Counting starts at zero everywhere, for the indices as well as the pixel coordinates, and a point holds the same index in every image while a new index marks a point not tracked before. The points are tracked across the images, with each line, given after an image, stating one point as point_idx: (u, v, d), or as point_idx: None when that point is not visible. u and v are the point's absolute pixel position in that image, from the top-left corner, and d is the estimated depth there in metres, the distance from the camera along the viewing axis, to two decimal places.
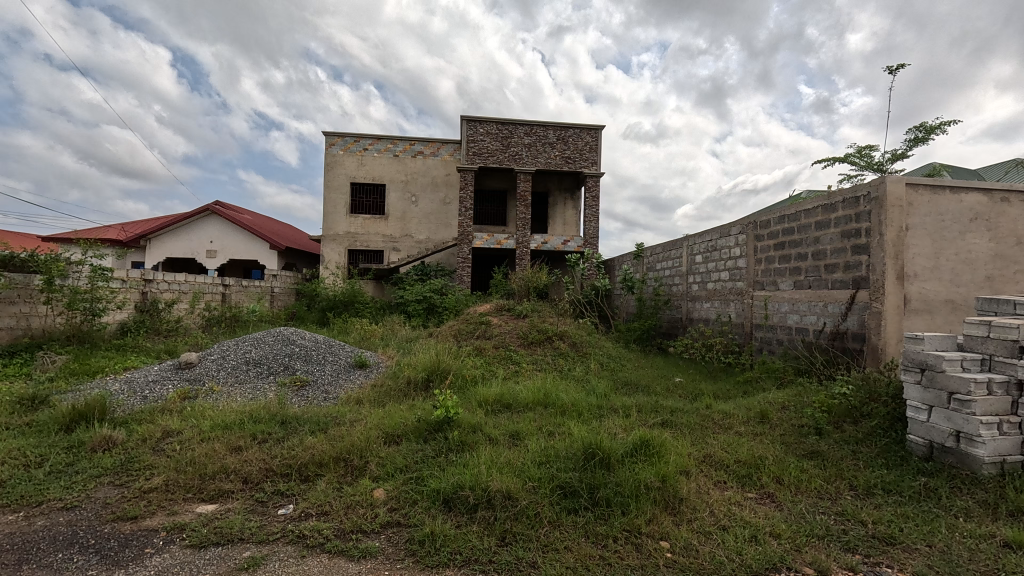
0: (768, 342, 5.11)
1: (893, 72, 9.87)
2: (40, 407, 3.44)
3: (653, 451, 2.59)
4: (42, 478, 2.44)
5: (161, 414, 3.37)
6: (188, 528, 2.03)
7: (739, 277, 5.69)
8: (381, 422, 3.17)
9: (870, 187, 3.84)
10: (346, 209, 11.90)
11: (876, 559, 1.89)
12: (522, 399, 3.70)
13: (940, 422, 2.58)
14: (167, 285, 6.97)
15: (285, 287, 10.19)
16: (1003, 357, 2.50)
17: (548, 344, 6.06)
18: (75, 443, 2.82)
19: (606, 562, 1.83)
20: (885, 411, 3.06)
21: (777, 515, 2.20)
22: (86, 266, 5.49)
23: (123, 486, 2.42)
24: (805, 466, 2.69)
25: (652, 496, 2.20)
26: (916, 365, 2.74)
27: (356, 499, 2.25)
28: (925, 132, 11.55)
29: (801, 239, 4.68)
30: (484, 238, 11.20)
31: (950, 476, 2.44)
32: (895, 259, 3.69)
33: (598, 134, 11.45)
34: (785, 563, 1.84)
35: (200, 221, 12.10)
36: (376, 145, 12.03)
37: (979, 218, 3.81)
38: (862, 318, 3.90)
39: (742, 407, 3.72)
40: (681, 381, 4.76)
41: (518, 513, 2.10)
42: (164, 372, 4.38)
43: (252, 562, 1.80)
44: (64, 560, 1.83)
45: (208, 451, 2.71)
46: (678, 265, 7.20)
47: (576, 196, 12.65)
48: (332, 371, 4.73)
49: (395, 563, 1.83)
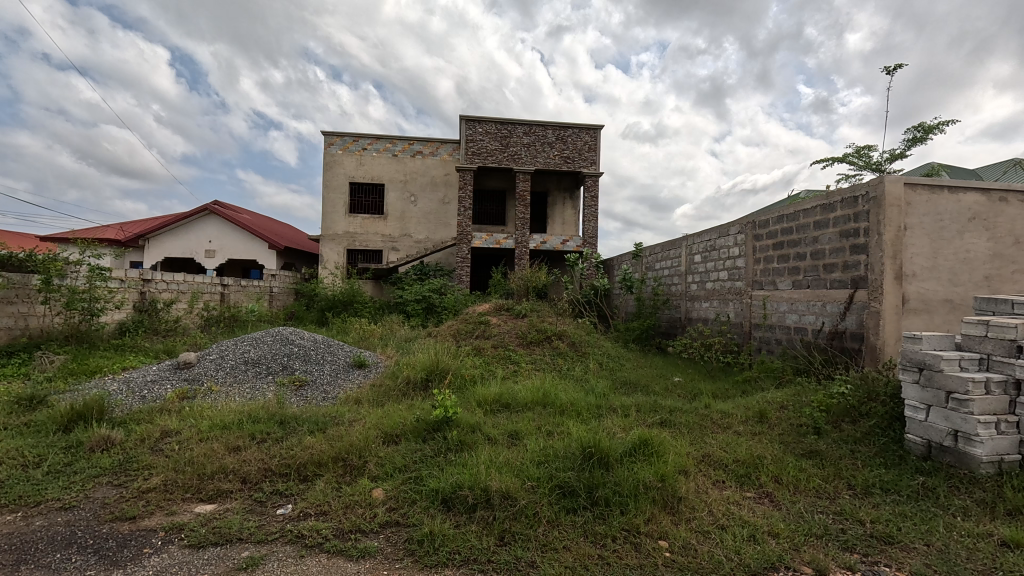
0: (767, 341, 5.12)
1: (892, 73, 9.90)
2: (39, 407, 3.43)
3: (652, 451, 2.59)
4: (40, 478, 2.44)
5: (160, 414, 3.36)
6: (186, 528, 2.02)
7: (738, 276, 5.69)
8: (380, 422, 3.17)
9: (868, 187, 3.85)
10: (345, 209, 11.89)
11: (874, 559, 1.90)
12: (521, 398, 3.70)
13: (938, 421, 2.59)
14: (166, 284, 6.97)
15: (284, 287, 10.18)
16: (1001, 356, 2.51)
17: (547, 344, 6.06)
18: (73, 443, 2.82)
19: (605, 561, 1.83)
20: (884, 411, 3.07)
21: (775, 514, 2.20)
22: (84, 265, 5.48)
23: (121, 486, 2.42)
24: (803, 465, 2.70)
25: (651, 496, 2.20)
26: (914, 364, 2.75)
27: (355, 499, 2.25)
28: (923, 131, 11.57)
29: (800, 239, 4.69)
30: (483, 237, 11.20)
31: (948, 476, 2.45)
32: (893, 258, 3.70)
33: (597, 134, 11.45)
34: (783, 562, 1.84)
35: (198, 221, 12.09)
36: (375, 145, 12.02)
37: (977, 218, 3.81)
38: (860, 318, 3.91)
39: (741, 406, 3.72)
40: (681, 380, 4.76)
41: (517, 512, 2.10)
42: (163, 372, 4.37)
43: (251, 562, 1.80)
44: (63, 560, 1.83)
45: (207, 451, 2.70)
46: (677, 265, 7.21)
47: (575, 196, 12.65)
48: (331, 371, 4.72)
49: (394, 563, 1.83)
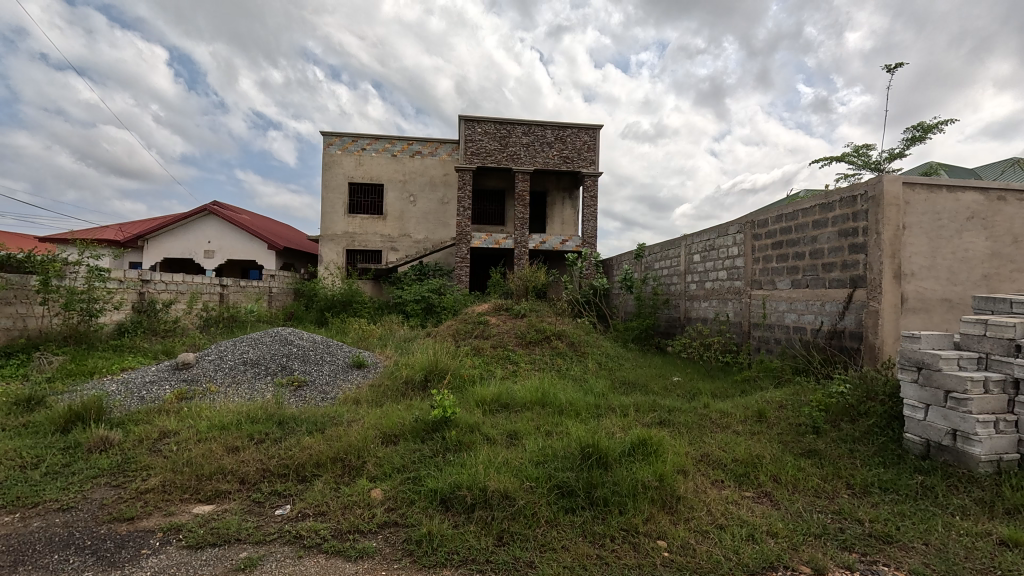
0: (766, 341, 5.12)
1: (892, 70, 9.88)
2: (37, 408, 3.42)
3: (651, 450, 2.60)
4: (38, 479, 2.43)
5: (158, 415, 3.36)
6: (184, 529, 2.02)
7: (737, 275, 5.70)
8: (378, 422, 3.17)
9: (867, 186, 3.85)
10: (344, 209, 11.88)
11: (873, 558, 1.90)
12: (520, 398, 3.71)
13: (937, 421, 2.58)
14: (164, 285, 6.97)
15: (283, 286, 10.19)
16: (1000, 355, 2.51)
17: (546, 344, 6.06)
18: (72, 445, 2.81)
19: (604, 561, 1.83)
20: (883, 410, 3.07)
21: (774, 513, 2.20)
22: (82, 266, 5.47)
23: (119, 487, 2.42)
24: (802, 464, 2.70)
25: (650, 496, 2.20)
26: (912, 363, 2.75)
27: (353, 500, 2.25)
28: (922, 131, 11.57)
29: (799, 238, 4.69)
30: (483, 237, 11.21)
31: (947, 475, 2.45)
32: (892, 258, 3.70)
33: (596, 133, 11.46)
34: (782, 562, 1.84)
35: (198, 221, 12.07)
36: (374, 145, 12.00)
37: (976, 217, 3.82)
38: (859, 317, 3.91)
39: (740, 406, 3.72)
40: (680, 380, 4.77)
41: (516, 513, 2.10)
42: (161, 372, 4.37)
43: (249, 563, 1.80)
44: (60, 561, 1.82)
45: (206, 451, 2.70)
46: (676, 264, 7.22)
47: (575, 195, 12.65)
48: (330, 371, 4.73)
49: (392, 563, 1.83)
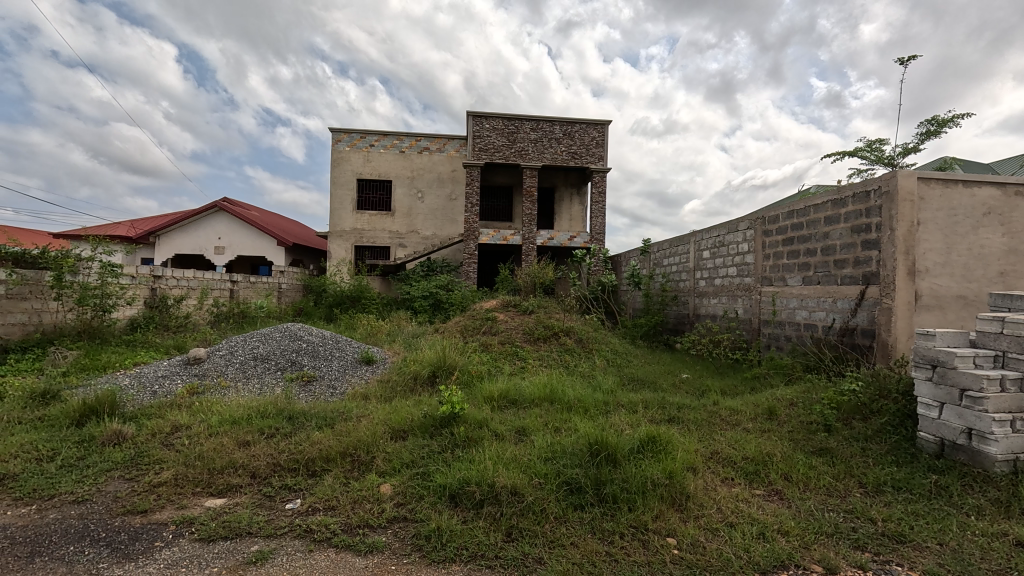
0: (776, 338, 5.08)
1: (905, 62, 9.71)
2: (52, 402, 3.48)
3: (660, 448, 2.58)
4: (55, 472, 2.47)
5: (170, 409, 3.41)
6: (196, 522, 2.04)
7: (747, 273, 5.64)
8: (387, 418, 3.17)
9: (880, 182, 3.79)
10: (352, 205, 11.92)
11: (885, 558, 1.87)
12: (528, 395, 3.70)
13: (952, 419, 2.54)
14: (175, 281, 7.06)
15: (292, 282, 10.24)
16: (1016, 353, 2.46)
17: (553, 340, 6.03)
18: (85, 438, 2.85)
19: (613, 558, 1.82)
20: (896, 408, 3.02)
21: (785, 512, 2.18)
22: (96, 262, 5.57)
23: (133, 480, 2.45)
24: (814, 462, 2.67)
25: (659, 493, 2.18)
26: (927, 361, 2.70)
27: (363, 495, 2.26)
28: (937, 125, 11.37)
29: (810, 235, 4.61)
30: (490, 234, 11.21)
31: (962, 474, 2.41)
32: (905, 255, 3.63)
33: (604, 129, 11.38)
34: (793, 561, 1.83)
35: (207, 219, 12.20)
36: (381, 141, 12.04)
37: (992, 213, 3.73)
38: (871, 314, 3.86)
39: (750, 403, 3.69)
40: (689, 376, 4.75)
41: (524, 509, 2.09)
42: (173, 367, 4.41)
43: (260, 557, 1.81)
44: (76, 552, 1.86)
45: (217, 445, 2.73)
46: (684, 261, 7.17)
47: (582, 191, 12.58)
48: (339, 366, 4.75)
49: (402, 558, 1.83)
